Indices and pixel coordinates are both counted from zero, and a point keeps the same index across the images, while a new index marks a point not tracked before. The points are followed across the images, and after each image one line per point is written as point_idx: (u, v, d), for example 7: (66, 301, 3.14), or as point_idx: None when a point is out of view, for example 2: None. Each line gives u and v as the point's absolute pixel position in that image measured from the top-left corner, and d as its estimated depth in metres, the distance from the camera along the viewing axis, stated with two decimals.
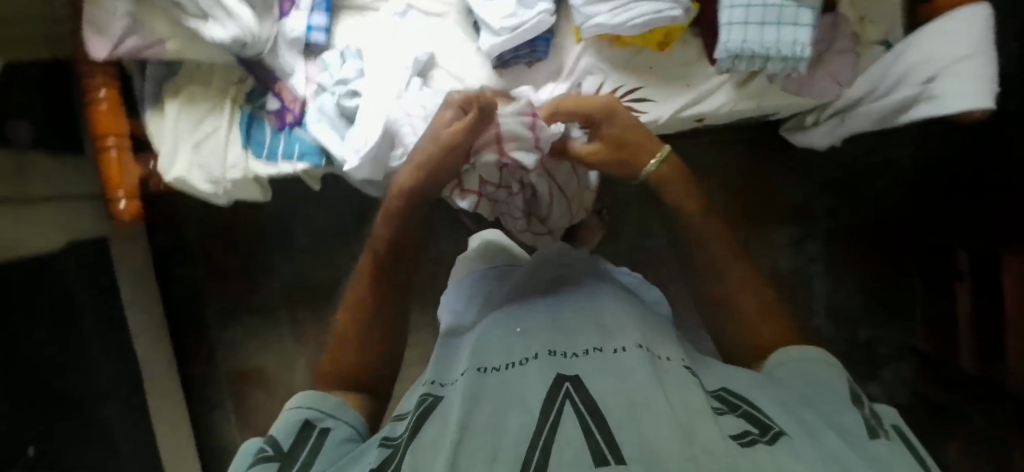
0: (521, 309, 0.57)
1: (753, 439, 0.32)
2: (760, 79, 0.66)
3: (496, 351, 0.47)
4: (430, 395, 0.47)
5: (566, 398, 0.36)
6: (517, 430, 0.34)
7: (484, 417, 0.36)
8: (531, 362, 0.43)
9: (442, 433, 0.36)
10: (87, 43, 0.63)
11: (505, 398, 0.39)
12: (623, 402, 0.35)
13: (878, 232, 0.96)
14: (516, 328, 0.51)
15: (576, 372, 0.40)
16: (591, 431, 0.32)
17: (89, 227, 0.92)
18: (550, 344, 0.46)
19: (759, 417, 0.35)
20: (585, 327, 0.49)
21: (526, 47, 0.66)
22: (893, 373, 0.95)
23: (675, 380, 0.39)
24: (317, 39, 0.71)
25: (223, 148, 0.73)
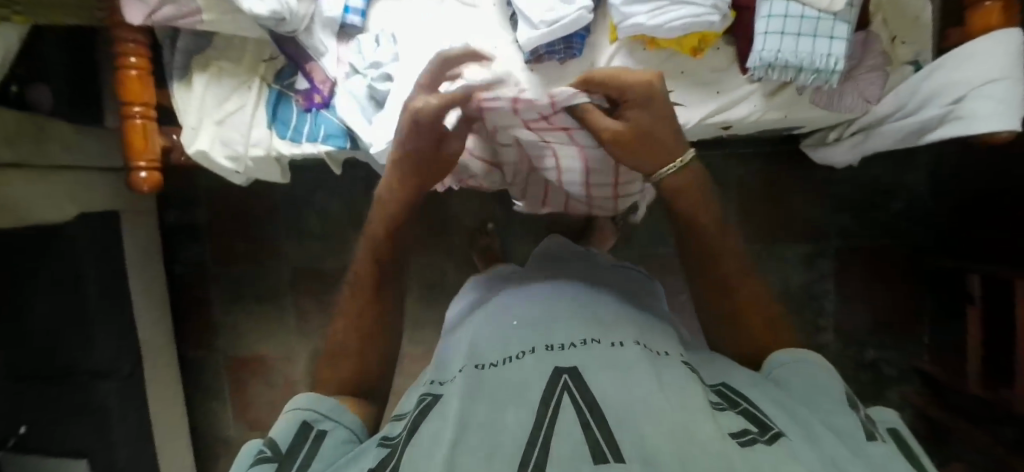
0: (521, 298, 0.58)
1: (753, 438, 0.35)
2: (791, 89, 0.67)
3: (493, 347, 0.48)
4: (430, 395, 0.47)
5: (564, 392, 0.38)
6: (515, 427, 0.36)
7: (483, 413, 0.38)
8: (527, 356, 0.44)
9: (443, 427, 0.38)
10: (122, 8, 0.64)
11: (500, 394, 0.40)
12: (624, 402, 0.37)
13: (890, 254, 0.97)
14: (512, 320, 0.52)
15: (573, 364, 0.42)
16: (591, 428, 0.35)
17: (106, 200, 0.90)
18: (546, 336, 0.48)
19: (757, 414, 0.39)
20: (581, 317, 0.50)
21: (561, 43, 0.66)
22: (898, 395, 0.99)
23: (675, 376, 0.41)
24: (353, 21, 0.71)
25: (248, 126, 0.73)
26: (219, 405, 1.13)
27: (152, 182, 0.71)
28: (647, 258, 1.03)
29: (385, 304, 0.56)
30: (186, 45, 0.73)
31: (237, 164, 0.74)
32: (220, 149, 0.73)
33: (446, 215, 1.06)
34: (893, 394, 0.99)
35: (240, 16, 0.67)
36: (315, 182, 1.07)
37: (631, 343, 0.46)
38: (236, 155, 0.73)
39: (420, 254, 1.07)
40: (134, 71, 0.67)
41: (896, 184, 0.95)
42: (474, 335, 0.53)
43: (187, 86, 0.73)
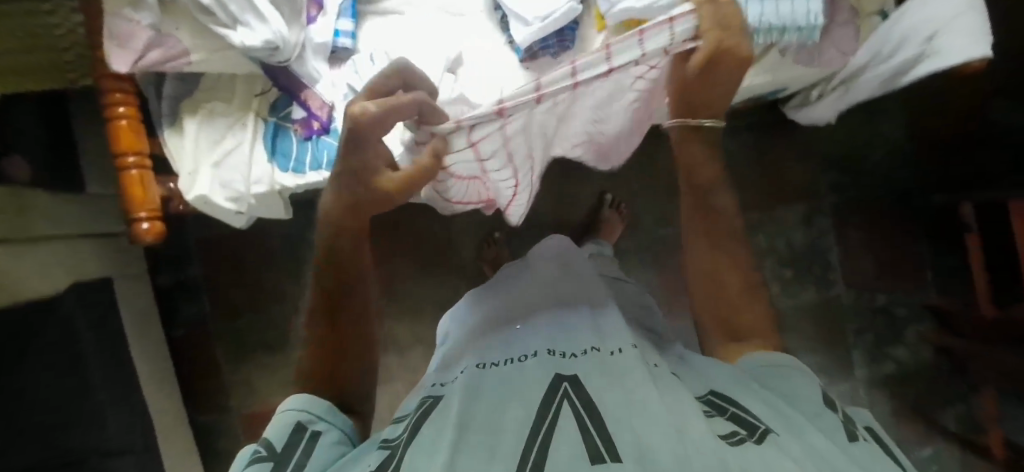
0: (518, 312, 0.58)
1: (742, 438, 0.34)
2: (773, 54, 0.69)
3: (497, 353, 0.50)
4: (430, 398, 0.48)
5: (564, 398, 0.39)
6: (514, 428, 0.37)
7: (484, 414, 0.39)
8: (530, 362, 0.46)
9: (444, 428, 0.39)
10: (109, 58, 0.62)
11: (501, 397, 0.41)
12: (618, 404, 0.37)
13: (880, 201, 1.01)
14: (517, 328, 0.54)
15: (573, 372, 0.43)
16: (587, 428, 0.35)
17: (97, 266, 0.86)
18: (550, 344, 0.49)
19: (745, 416, 0.38)
20: (582, 329, 0.51)
21: (554, 37, 0.68)
22: (916, 333, 1.02)
23: (669, 384, 0.41)
24: (344, 44, 0.71)
25: (246, 163, 0.71)
26: None
27: (155, 231, 0.69)
28: (656, 243, 1.05)
29: (354, 319, 0.51)
30: (172, 91, 0.71)
31: (239, 204, 0.72)
32: (221, 191, 0.70)
33: (451, 232, 1.05)
34: (911, 334, 1.02)
35: (229, 52, 0.66)
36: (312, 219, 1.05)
37: (629, 348, 0.46)
38: (239, 195, 0.71)
39: (429, 275, 1.05)
40: (125, 120, 0.66)
41: (873, 135, 1.00)
42: (479, 348, 0.53)
43: (179, 132, 0.71)
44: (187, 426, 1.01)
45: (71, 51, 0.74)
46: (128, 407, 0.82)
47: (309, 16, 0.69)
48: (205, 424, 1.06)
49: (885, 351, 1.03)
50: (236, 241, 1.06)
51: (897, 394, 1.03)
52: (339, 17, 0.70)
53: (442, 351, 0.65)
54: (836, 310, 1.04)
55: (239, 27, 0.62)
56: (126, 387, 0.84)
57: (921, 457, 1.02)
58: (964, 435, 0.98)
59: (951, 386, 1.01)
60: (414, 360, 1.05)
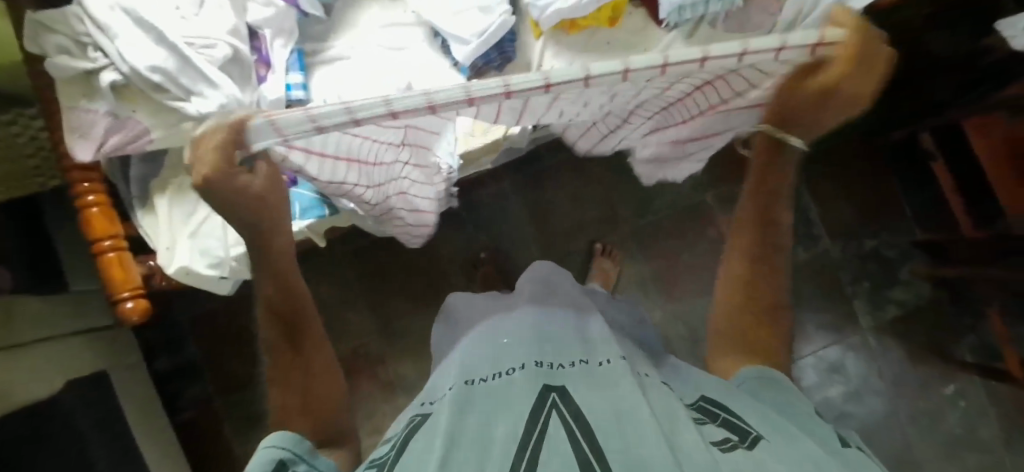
0: (500, 324, 0.57)
1: (734, 445, 0.34)
2: (705, 26, 0.72)
3: (483, 363, 0.48)
4: (419, 414, 0.46)
5: (553, 410, 0.37)
6: (505, 438, 0.35)
7: (471, 427, 0.37)
8: (517, 372, 0.44)
9: (430, 444, 0.37)
10: (71, 150, 0.64)
11: (490, 407, 0.39)
12: (608, 415, 0.35)
13: (843, 149, 1.04)
14: (501, 340, 0.52)
15: (562, 383, 0.41)
16: (576, 436, 0.33)
17: (91, 362, 0.85)
18: (538, 355, 0.47)
19: (738, 423, 0.37)
20: (570, 340, 0.50)
21: (496, 51, 0.72)
22: (910, 271, 1.02)
23: (661, 395, 0.40)
24: (297, 96, 0.73)
25: (221, 228, 0.71)
26: None
27: (139, 309, 0.69)
28: (639, 233, 1.05)
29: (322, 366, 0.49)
30: (139, 172, 0.73)
31: (222, 268, 0.72)
32: (200, 259, 0.71)
33: (437, 261, 1.05)
34: (906, 272, 1.03)
35: (186, 124, 0.66)
36: None
37: (618, 359, 0.45)
38: (219, 260, 0.71)
39: (425, 309, 1.05)
40: (95, 207, 0.67)
41: None
42: (461, 359, 0.51)
43: (152, 211, 0.73)
44: None
45: (37, 156, 0.76)
46: None
47: (259, 75, 0.71)
48: None
49: (886, 295, 1.04)
50: (227, 311, 1.06)
51: (907, 336, 1.03)
52: (288, 72, 0.73)
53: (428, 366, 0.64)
54: (826, 264, 1.05)
55: (193, 98, 0.63)
56: None
57: (945, 394, 1.01)
58: (982, 363, 0.98)
59: (957, 317, 1.01)
60: None
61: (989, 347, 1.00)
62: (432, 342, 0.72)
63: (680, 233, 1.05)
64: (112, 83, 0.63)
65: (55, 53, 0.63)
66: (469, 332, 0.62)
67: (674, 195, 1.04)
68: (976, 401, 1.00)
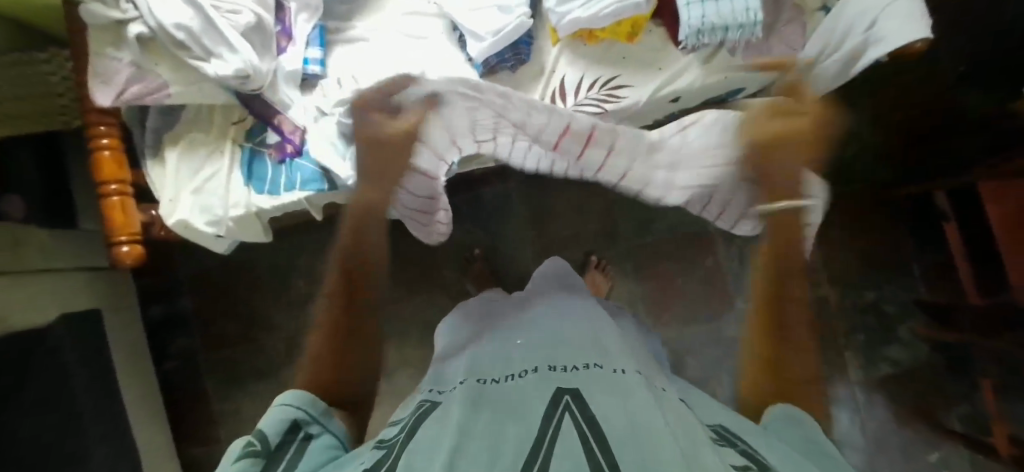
0: (517, 325, 0.55)
1: (751, 470, 0.33)
2: (723, 53, 0.72)
3: (496, 364, 0.47)
4: (428, 402, 0.46)
5: (564, 413, 0.35)
6: (518, 440, 0.33)
7: (482, 424, 0.36)
8: (531, 376, 0.42)
9: (440, 438, 0.36)
10: (93, 94, 0.67)
11: (502, 408, 0.38)
12: (622, 424, 0.33)
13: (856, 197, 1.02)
14: (517, 340, 0.50)
15: (575, 386, 0.39)
16: (589, 441, 0.32)
17: (87, 299, 0.89)
18: (548, 358, 0.45)
19: (757, 453, 0.36)
20: (584, 343, 0.48)
21: (510, 51, 0.72)
22: (909, 330, 1.00)
23: (676, 412, 0.38)
24: (313, 71, 0.76)
25: (224, 189, 0.74)
26: None
27: (135, 254, 0.73)
28: (634, 252, 1.05)
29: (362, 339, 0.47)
30: (155, 124, 0.76)
31: (218, 227, 0.75)
32: (200, 215, 0.73)
33: (431, 251, 1.06)
34: (904, 330, 1.00)
35: (205, 84, 0.70)
36: (297, 245, 1.08)
37: (632, 370, 0.43)
38: (217, 219, 0.74)
39: (413, 296, 1.07)
40: (108, 151, 0.71)
41: None
42: (472, 358, 0.50)
43: (161, 163, 0.76)
44: (175, 459, 1.01)
45: (65, 97, 0.79)
46: (113, 438, 0.83)
47: (280, 47, 0.74)
48: (194, 456, 1.07)
49: (880, 350, 1.01)
50: (224, 270, 1.08)
51: (896, 396, 1.00)
52: (308, 47, 0.76)
53: (439, 354, 0.63)
54: (822, 310, 1.03)
55: (212, 59, 0.66)
56: (113, 417, 0.85)
57: (928, 461, 0.97)
58: (972, 435, 0.94)
59: (953, 384, 0.98)
60: (401, 381, 1.05)
61: (982, 419, 0.96)
62: (438, 331, 0.71)
63: (676, 257, 1.04)
64: (138, 36, 0.66)
65: None
66: (486, 327, 0.61)
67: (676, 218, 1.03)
68: None
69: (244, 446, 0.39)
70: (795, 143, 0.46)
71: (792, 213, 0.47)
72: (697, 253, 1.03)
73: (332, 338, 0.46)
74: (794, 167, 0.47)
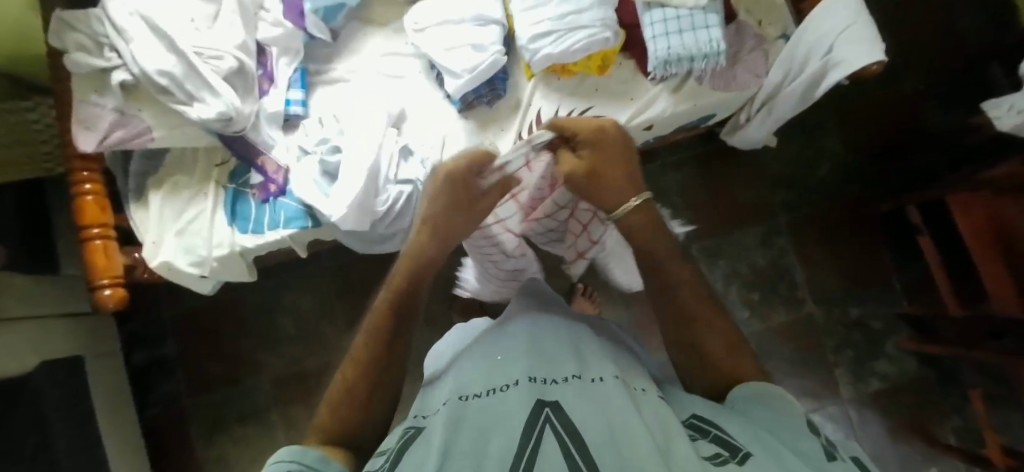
0: (499, 339, 0.54)
1: (725, 460, 0.31)
2: (691, 81, 0.75)
3: (477, 377, 0.45)
4: (413, 427, 0.42)
5: (545, 424, 0.34)
6: (498, 458, 0.32)
7: (464, 444, 0.34)
8: (511, 388, 0.41)
9: (421, 462, 0.34)
10: (76, 141, 0.68)
11: (484, 421, 0.37)
12: (603, 433, 0.33)
13: (833, 214, 1.04)
14: (497, 354, 0.49)
15: (556, 398, 0.38)
16: (572, 456, 0.31)
17: (70, 346, 0.87)
18: (530, 370, 0.44)
19: (730, 439, 0.35)
20: (565, 354, 0.47)
21: (486, 87, 0.75)
22: (895, 344, 1.00)
23: (653, 412, 0.37)
24: (295, 111, 0.78)
25: (208, 229, 0.74)
26: None
27: (117, 297, 0.72)
28: None
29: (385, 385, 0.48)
30: (139, 168, 0.77)
31: (202, 267, 0.75)
32: (183, 256, 0.73)
33: None
34: (891, 344, 1.01)
35: (188, 127, 0.71)
36: (284, 284, 1.07)
37: (610, 376, 0.42)
38: (201, 259, 0.74)
39: None
40: (91, 196, 0.71)
41: (817, 152, 1.04)
42: (456, 375, 0.48)
43: (144, 206, 0.76)
44: None
45: (48, 145, 0.80)
46: None
47: (262, 89, 0.76)
48: None
49: (868, 366, 1.01)
50: (209, 311, 1.08)
51: (889, 411, 1.00)
52: (290, 88, 0.78)
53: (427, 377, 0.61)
54: (809, 328, 1.03)
55: (195, 103, 0.68)
56: (93, 467, 0.82)
57: None
58: (967, 448, 0.94)
59: (944, 397, 0.98)
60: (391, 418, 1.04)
61: (976, 431, 0.96)
62: (432, 353, 0.69)
63: None
64: (121, 83, 0.68)
65: (73, 50, 0.68)
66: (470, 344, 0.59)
67: None
68: None
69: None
70: (577, 163, 0.57)
71: (643, 205, 0.56)
72: None
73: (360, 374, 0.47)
74: (591, 193, 0.58)
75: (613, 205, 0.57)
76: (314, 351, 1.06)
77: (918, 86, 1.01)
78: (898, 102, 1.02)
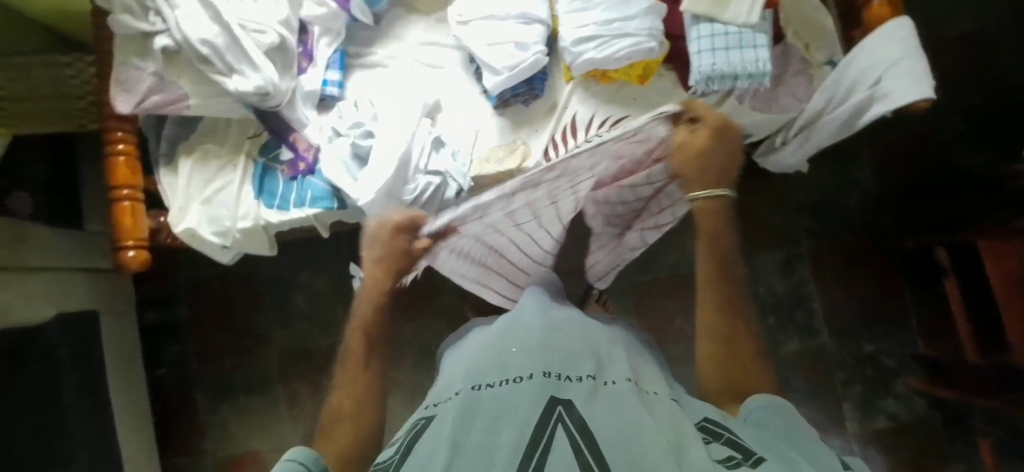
0: (512, 331, 0.53)
1: (737, 462, 0.31)
2: (731, 100, 0.74)
3: (490, 369, 0.44)
4: (423, 418, 0.42)
5: (558, 421, 0.33)
6: (508, 447, 0.31)
7: (474, 435, 0.34)
8: (525, 381, 0.40)
9: (431, 451, 0.33)
10: (114, 101, 0.68)
11: (494, 414, 0.36)
12: (615, 430, 0.32)
13: (856, 246, 1.03)
14: (511, 347, 0.48)
15: (569, 395, 0.37)
16: (582, 450, 0.30)
17: (87, 301, 0.89)
18: (545, 364, 0.43)
19: (743, 444, 0.34)
20: (579, 351, 0.46)
21: (524, 86, 0.74)
22: (906, 384, 0.99)
23: (666, 412, 0.37)
24: (331, 92, 0.78)
25: (234, 201, 0.74)
26: None
27: (140, 260, 0.73)
28: (634, 288, 1.05)
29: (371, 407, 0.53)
30: (172, 134, 0.77)
31: (225, 237, 0.75)
32: (207, 225, 0.74)
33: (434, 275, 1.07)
34: (901, 383, 1.00)
35: (224, 98, 0.71)
36: (300, 261, 1.08)
37: (624, 378, 0.41)
38: (224, 230, 0.74)
39: (411, 320, 1.07)
40: (123, 157, 0.72)
41: (846, 183, 1.03)
42: (470, 366, 0.48)
43: (174, 171, 0.77)
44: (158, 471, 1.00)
45: (83, 100, 0.80)
46: (98, 445, 0.81)
47: (300, 68, 0.76)
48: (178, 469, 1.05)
49: (876, 402, 1.00)
50: (225, 280, 1.09)
51: (892, 450, 0.99)
52: (328, 69, 0.78)
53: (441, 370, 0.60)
54: (820, 358, 1.03)
55: (234, 75, 0.68)
56: (99, 422, 0.84)
57: None
58: None
59: (949, 443, 0.97)
60: (393, 405, 1.05)
61: None
62: (443, 348, 0.69)
63: (675, 297, 1.04)
64: (163, 48, 0.68)
65: (119, 11, 0.68)
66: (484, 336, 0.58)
67: (677, 257, 1.05)
68: None
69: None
70: (698, 140, 0.54)
71: (719, 203, 0.56)
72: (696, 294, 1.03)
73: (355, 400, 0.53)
74: (683, 169, 0.56)
75: (694, 186, 0.57)
76: (323, 330, 1.07)
77: (958, 125, 1.00)
78: (936, 140, 1.00)
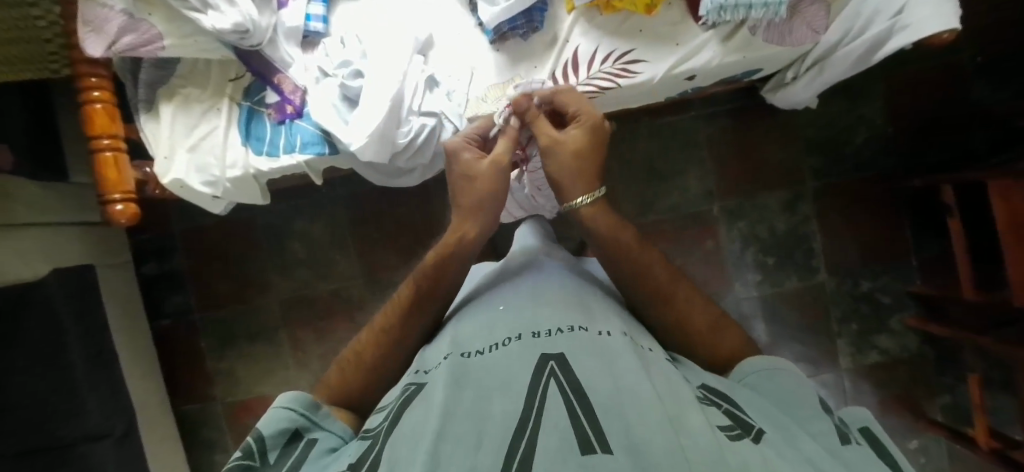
0: (503, 290, 0.51)
1: (738, 434, 0.30)
2: (744, 31, 0.68)
3: (479, 333, 0.43)
4: (412, 384, 0.41)
5: (550, 380, 0.33)
6: (502, 418, 0.30)
7: (467, 403, 0.33)
8: (513, 344, 0.39)
9: (423, 420, 0.32)
10: (81, 43, 0.63)
11: (487, 381, 0.35)
12: (609, 392, 0.32)
13: (862, 185, 1.01)
14: (499, 307, 0.47)
15: (560, 351, 0.37)
16: (577, 417, 0.29)
17: (79, 255, 0.87)
18: (532, 322, 0.42)
19: (741, 413, 0.34)
20: (568, 305, 0.45)
21: (523, 18, 0.70)
22: (901, 322, 1.01)
23: (662, 372, 0.36)
24: (315, 28, 0.74)
25: (221, 148, 0.71)
26: (223, 458, 1.09)
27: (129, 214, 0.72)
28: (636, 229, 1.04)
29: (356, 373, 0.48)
30: (149, 77, 0.72)
31: (215, 188, 0.73)
32: (196, 175, 0.71)
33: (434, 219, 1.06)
34: (896, 321, 1.01)
35: (199, 37, 0.67)
36: (296, 208, 1.06)
37: (618, 332, 0.41)
38: (214, 179, 0.72)
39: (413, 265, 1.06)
40: (99, 104, 0.68)
41: (856, 119, 1.00)
42: (457, 328, 0.46)
43: (156, 117, 0.72)
44: (171, 416, 1.03)
45: (53, 45, 0.68)
46: (109, 395, 0.83)
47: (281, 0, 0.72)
48: (192, 411, 1.09)
49: (871, 339, 1.02)
50: (221, 230, 1.07)
51: (884, 385, 1.02)
52: (311, 2, 0.74)
53: None
54: (818, 294, 1.03)
55: (209, 12, 0.63)
56: (109, 373, 0.85)
57: (909, 447, 1.00)
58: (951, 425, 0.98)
59: (938, 376, 1.01)
60: None
61: (962, 410, 1.00)
62: None
63: (674, 237, 1.04)
64: None
65: None
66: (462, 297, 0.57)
67: (679, 198, 1.04)
68: (938, 461, 1.00)
69: (240, 457, 0.37)
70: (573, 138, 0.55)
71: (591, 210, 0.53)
72: (698, 236, 1.04)
73: (401, 314, 0.50)
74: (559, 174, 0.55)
75: (578, 194, 0.53)
76: (324, 276, 1.07)
77: (975, 58, 0.96)
78: (949, 76, 0.97)
